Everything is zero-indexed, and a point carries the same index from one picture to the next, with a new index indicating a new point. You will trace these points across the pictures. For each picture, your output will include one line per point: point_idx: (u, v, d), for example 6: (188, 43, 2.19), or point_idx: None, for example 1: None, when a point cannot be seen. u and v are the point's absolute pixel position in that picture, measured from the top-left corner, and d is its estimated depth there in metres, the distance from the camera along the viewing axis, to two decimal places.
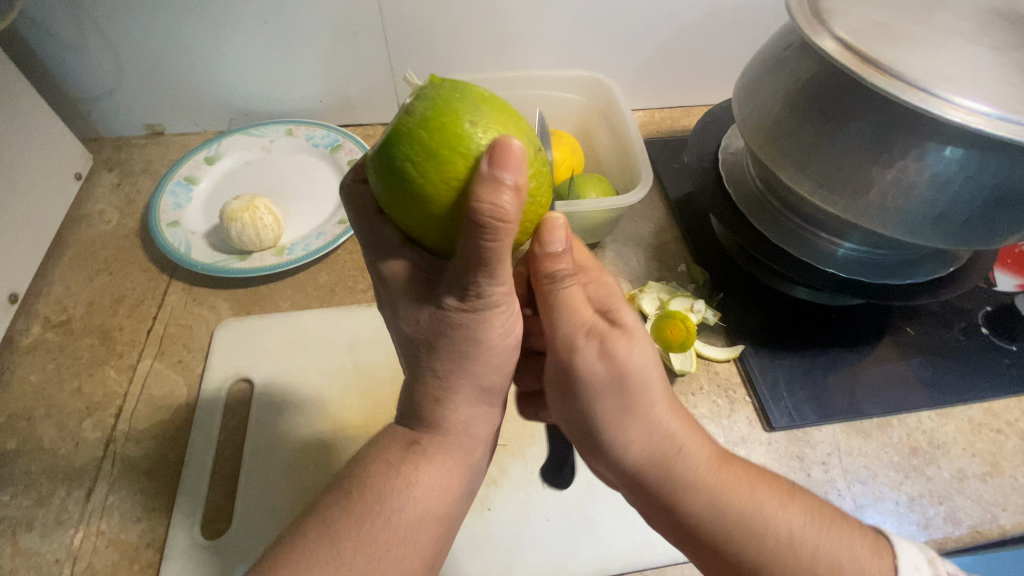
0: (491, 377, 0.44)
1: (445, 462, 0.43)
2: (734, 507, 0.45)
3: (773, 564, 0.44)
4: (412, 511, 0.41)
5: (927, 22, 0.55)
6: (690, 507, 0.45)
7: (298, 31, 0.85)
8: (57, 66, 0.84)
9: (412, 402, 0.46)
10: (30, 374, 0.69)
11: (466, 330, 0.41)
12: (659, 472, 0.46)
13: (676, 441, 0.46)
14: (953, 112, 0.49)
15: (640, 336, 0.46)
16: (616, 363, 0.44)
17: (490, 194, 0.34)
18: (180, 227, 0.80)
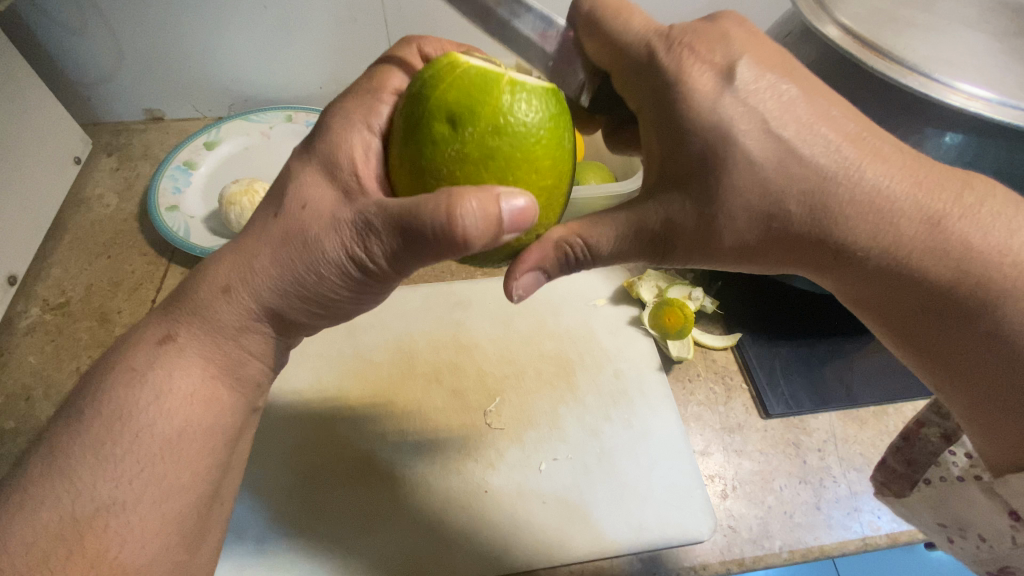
0: (290, 309, 0.45)
1: (208, 369, 0.45)
2: (962, 236, 0.38)
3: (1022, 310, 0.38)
4: (171, 424, 0.43)
5: (929, 8, 0.55)
6: (937, 279, 0.39)
7: (298, 16, 0.85)
8: (56, 49, 0.84)
9: (253, 331, 0.46)
10: (28, 355, 0.69)
11: (317, 257, 0.42)
12: (900, 252, 0.39)
13: (854, 158, 0.38)
14: (954, 98, 0.49)
15: (757, 80, 0.39)
16: (753, 143, 0.38)
17: (473, 210, 0.35)
18: (179, 211, 0.80)
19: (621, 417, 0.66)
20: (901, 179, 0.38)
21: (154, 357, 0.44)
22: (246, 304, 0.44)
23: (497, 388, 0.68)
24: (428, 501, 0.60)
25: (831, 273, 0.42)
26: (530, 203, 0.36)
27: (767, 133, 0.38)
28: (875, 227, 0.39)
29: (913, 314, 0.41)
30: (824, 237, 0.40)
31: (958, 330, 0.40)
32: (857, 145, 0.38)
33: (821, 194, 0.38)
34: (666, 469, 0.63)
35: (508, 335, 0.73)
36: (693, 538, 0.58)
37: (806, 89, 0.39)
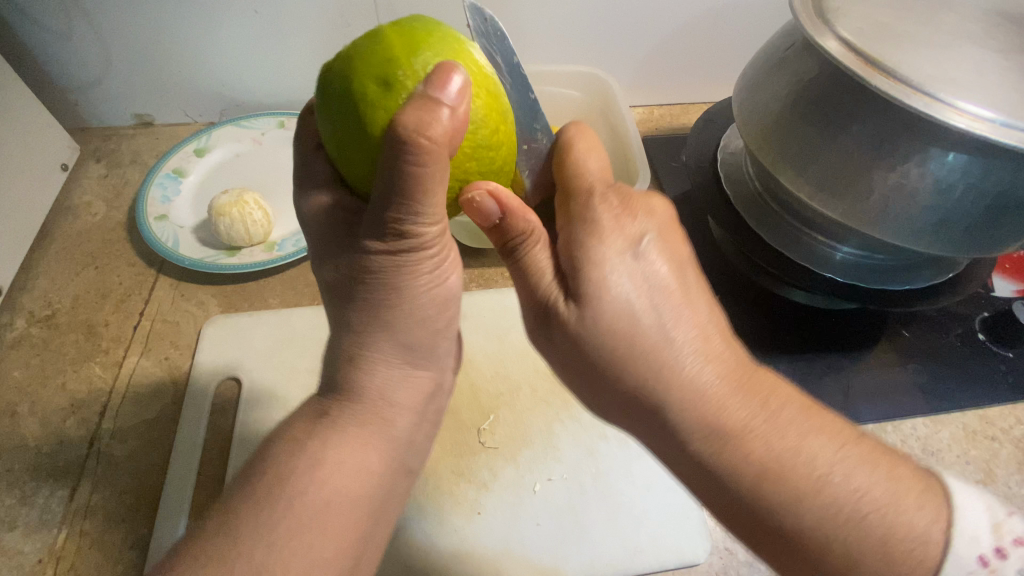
0: (405, 332, 0.43)
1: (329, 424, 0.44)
2: (778, 443, 0.39)
3: (824, 521, 0.38)
4: (322, 491, 0.40)
5: (932, 24, 0.54)
6: (735, 463, 0.39)
7: (290, 21, 0.83)
8: (43, 55, 0.82)
9: (393, 381, 0.43)
10: (13, 369, 0.68)
11: (363, 272, 0.41)
12: (694, 419, 0.40)
13: (687, 334, 0.40)
14: (957, 118, 0.47)
15: (654, 263, 0.41)
16: (614, 287, 0.40)
17: (413, 112, 0.33)
18: (168, 220, 0.78)
19: (617, 435, 0.65)
20: (727, 371, 0.41)
21: (314, 429, 0.41)
22: (379, 358, 0.42)
23: (491, 406, 0.67)
24: (421, 523, 0.59)
25: (661, 445, 0.43)
26: (458, 80, 0.35)
27: (638, 287, 0.40)
28: (708, 435, 0.40)
29: (723, 487, 0.41)
30: (640, 397, 0.41)
31: (761, 507, 0.39)
32: (702, 338, 0.41)
33: (678, 397, 0.40)
34: (662, 488, 0.62)
35: (503, 350, 0.72)
36: (689, 561, 0.58)
37: (684, 280, 0.42)
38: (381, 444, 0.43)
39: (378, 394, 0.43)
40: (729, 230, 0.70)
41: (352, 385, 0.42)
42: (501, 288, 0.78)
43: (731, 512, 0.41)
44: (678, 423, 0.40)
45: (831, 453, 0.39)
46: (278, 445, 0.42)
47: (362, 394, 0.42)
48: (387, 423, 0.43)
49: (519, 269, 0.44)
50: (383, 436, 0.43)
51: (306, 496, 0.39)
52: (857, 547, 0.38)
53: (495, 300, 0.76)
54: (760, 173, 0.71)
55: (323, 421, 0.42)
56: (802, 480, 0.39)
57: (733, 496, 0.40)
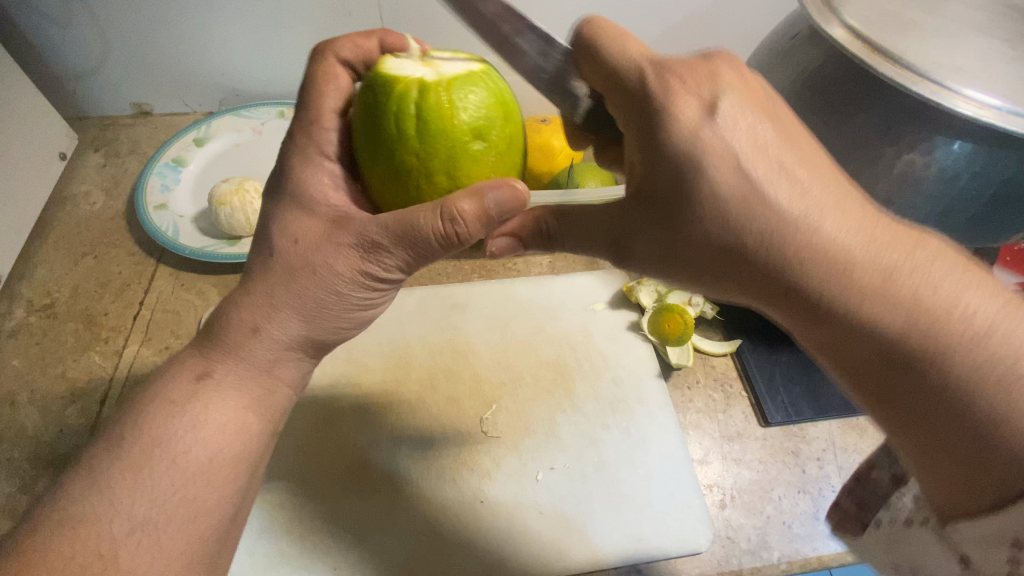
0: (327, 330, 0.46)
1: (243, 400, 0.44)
2: (928, 276, 0.34)
3: (967, 347, 0.32)
4: (204, 452, 0.42)
5: (938, 12, 0.54)
6: (871, 317, 0.34)
7: (290, 10, 0.83)
8: (41, 43, 0.82)
9: (289, 361, 0.46)
10: (12, 358, 0.68)
11: (332, 278, 0.42)
12: (828, 272, 0.35)
13: (813, 201, 0.35)
14: (964, 106, 0.47)
15: (735, 110, 0.36)
16: (727, 143, 0.36)
17: (467, 221, 0.36)
18: (168, 210, 0.78)
19: (619, 425, 0.65)
20: (869, 237, 0.35)
21: (192, 393, 0.43)
22: (281, 341, 0.44)
23: (493, 395, 0.67)
24: (423, 509, 0.59)
25: (778, 303, 0.38)
26: (519, 190, 0.37)
27: (749, 146, 0.36)
28: (823, 256, 0.35)
29: (844, 327, 0.35)
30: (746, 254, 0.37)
31: (894, 360, 0.34)
32: (831, 203, 0.35)
33: (794, 253, 0.35)
34: (664, 478, 0.62)
35: (505, 340, 0.72)
36: (691, 550, 0.58)
37: (795, 147, 0.37)
38: (262, 409, 0.45)
39: (268, 364, 0.45)
40: None
41: (244, 349, 0.44)
42: (503, 279, 0.78)
43: (869, 365, 0.35)
44: (810, 286, 0.36)
45: (974, 288, 0.34)
46: (150, 404, 0.43)
47: (251, 359, 0.44)
48: (269, 391, 0.46)
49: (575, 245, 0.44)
50: (265, 401, 0.46)
51: (188, 455, 0.41)
52: (1008, 344, 0.32)
53: (497, 290, 0.76)
54: None
55: (206, 382, 0.43)
56: (944, 292, 0.33)
57: (867, 346, 0.35)
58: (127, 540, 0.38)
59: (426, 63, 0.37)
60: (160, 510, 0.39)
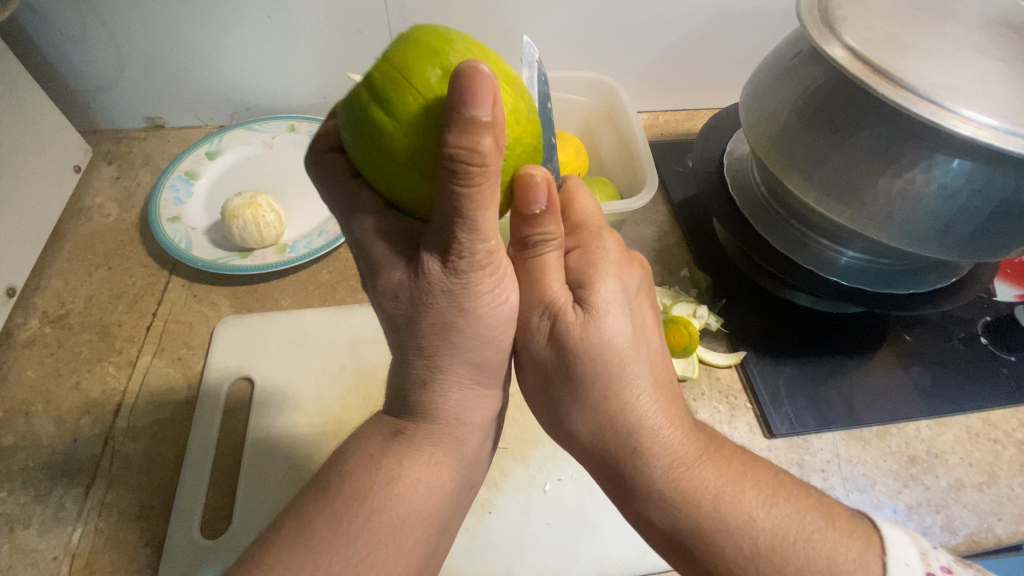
0: (477, 357, 0.43)
1: (433, 455, 0.43)
2: (717, 477, 0.44)
3: (762, 551, 0.42)
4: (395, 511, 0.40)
5: (936, 32, 0.55)
6: (682, 496, 0.43)
7: (301, 26, 0.85)
8: (58, 59, 0.84)
9: (469, 399, 0.45)
10: (28, 368, 0.69)
11: (445, 298, 0.40)
12: (655, 459, 0.44)
13: (654, 389, 0.45)
14: (962, 125, 0.49)
15: (637, 304, 0.47)
16: (607, 319, 0.44)
17: (459, 134, 0.33)
18: (180, 222, 0.79)
19: None
20: (676, 421, 0.45)
21: (389, 449, 0.42)
22: (454, 378, 0.43)
23: None
24: None
25: (610, 480, 0.46)
26: (486, 75, 0.33)
27: (629, 325, 0.45)
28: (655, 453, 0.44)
29: (669, 519, 0.44)
30: (600, 431, 0.44)
31: (689, 540, 0.44)
32: (660, 385, 0.45)
33: (630, 431, 0.44)
34: None
35: None
36: None
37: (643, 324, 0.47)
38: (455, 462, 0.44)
39: (453, 413, 0.44)
40: (738, 234, 0.71)
41: (428, 407, 0.43)
42: None
43: (665, 537, 0.45)
44: (638, 465, 0.44)
45: (762, 492, 0.44)
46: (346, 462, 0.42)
47: (437, 415, 0.43)
48: (460, 442, 0.45)
49: (529, 268, 0.46)
50: (456, 454, 0.44)
51: (380, 513, 0.40)
52: (795, 572, 0.41)
53: None
54: (767, 179, 0.72)
55: (399, 441, 0.42)
56: (740, 505, 0.43)
57: (672, 527, 0.44)
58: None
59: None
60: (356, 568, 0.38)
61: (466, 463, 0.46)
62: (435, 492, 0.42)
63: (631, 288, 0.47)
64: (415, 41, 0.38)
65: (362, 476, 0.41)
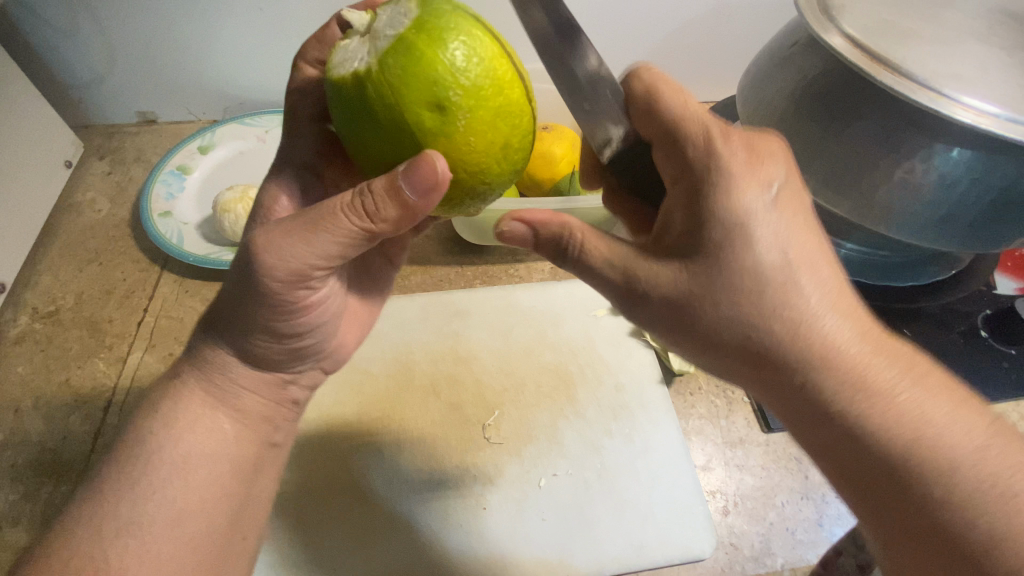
0: (248, 342, 0.48)
1: (207, 401, 0.47)
2: (921, 403, 0.36)
3: (971, 488, 0.34)
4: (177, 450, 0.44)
5: (935, 20, 0.54)
6: (864, 416, 0.35)
7: (294, 20, 0.84)
8: (48, 53, 0.83)
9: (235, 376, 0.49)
10: (17, 364, 0.68)
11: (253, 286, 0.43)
12: (813, 355, 0.36)
13: (827, 294, 0.36)
14: (962, 113, 0.48)
15: (779, 200, 0.37)
16: (756, 213, 0.36)
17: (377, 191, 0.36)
18: (172, 217, 0.78)
19: (622, 432, 0.66)
20: (844, 311, 0.37)
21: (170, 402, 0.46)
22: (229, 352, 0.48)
23: (496, 402, 0.67)
24: (423, 513, 0.60)
25: (762, 387, 0.39)
26: (435, 169, 0.34)
27: (778, 228, 0.37)
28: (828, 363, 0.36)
29: (844, 445, 0.37)
30: (747, 335, 0.37)
31: (878, 467, 0.36)
32: (820, 278, 0.37)
33: (784, 321, 0.36)
34: (667, 484, 0.62)
35: (508, 347, 0.72)
36: (694, 557, 0.58)
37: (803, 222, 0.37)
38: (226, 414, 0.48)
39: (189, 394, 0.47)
40: None
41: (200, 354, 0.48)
42: (506, 284, 0.78)
43: (852, 460, 0.37)
44: (808, 375, 0.36)
45: (958, 424, 0.35)
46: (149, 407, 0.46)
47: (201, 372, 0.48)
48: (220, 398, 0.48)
49: (581, 268, 0.43)
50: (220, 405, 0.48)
51: (161, 454, 0.44)
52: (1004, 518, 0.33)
53: (499, 297, 0.76)
54: None
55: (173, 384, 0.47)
56: (932, 426, 0.35)
57: (850, 448, 0.36)
58: (113, 541, 0.40)
59: (366, 39, 0.35)
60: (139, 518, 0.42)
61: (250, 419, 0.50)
62: (217, 442, 0.46)
63: (773, 188, 0.37)
64: (400, 52, 0.33)
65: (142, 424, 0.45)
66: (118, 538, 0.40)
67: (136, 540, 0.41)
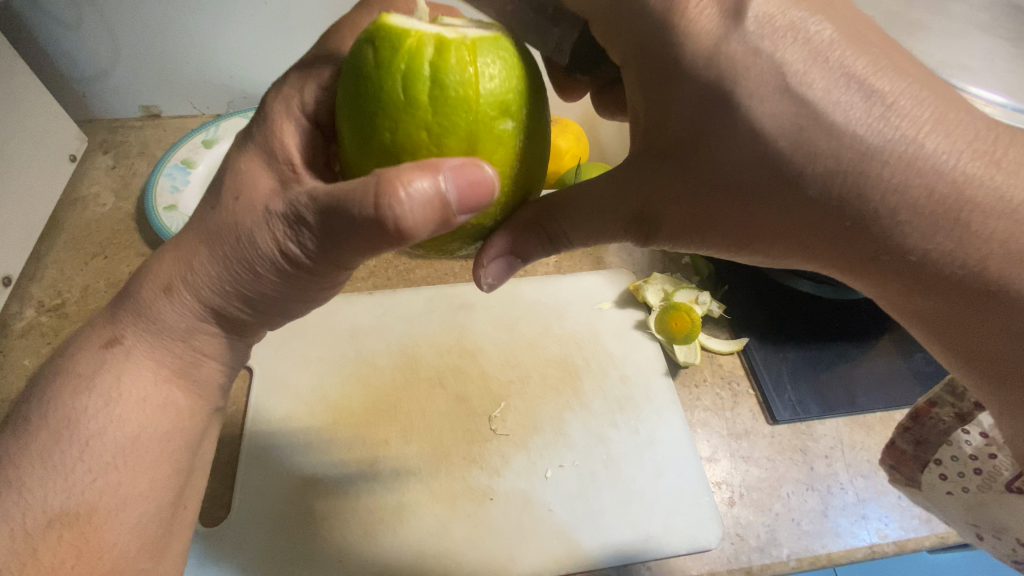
0: (245, 313, 0.46)
1: (161, 372, 0.45)
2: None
3: None
4: (121, 432, 0.43)
5: (942, 11, 0.54)
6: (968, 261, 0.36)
7: (299, 14, 0.84)
8: (53, 47, 0.83)
9: (202, 331, 0.46)
10: (24, 357, 0.68)
11: (252, 251, 0.40)
12: (917, 212, 0.34)
13: (911, 120, 0.34)
14: (972, 101, 0.47)
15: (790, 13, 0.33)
16: (783, 62, 0.33)
17: (411, 202, 0.31)
18: (177, 211, 0.78)
19: (628, 423, 0.66)
20: (946, 143, 0.34)
21: (102, 362, 0.44)
22: (192, 308, 0.44)
23: (502, 393, 0.67)
24: (431, 508, 0.59)
25: (861, 269, 0.38)
26: (482, 179, 0.32)
27: (809, 64, 0.33)
28: (922, 210, 0.35)
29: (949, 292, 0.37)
30: (834, 211, 0.35)
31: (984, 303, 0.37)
32: (903, 111, 0.33)
33: (878, 191, 0.34)
34: (672, 475, 0.62)
35: (513, 339, 0.72)
36: (701, 547, 0.58)
37: (844, 32, 0.34)
38: (183, 384, 0.47)
39: (182, 334, 0.45)
40: None
41: (156, 313, 0.44)
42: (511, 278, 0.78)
43: (943, 301, 0.38)
44: (903, 238, 0.35)
45: None
46: (61, 377, 0.43)
47: (167, 327, 0.44)
48: (188, 366, 0.47)
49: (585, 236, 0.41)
50: (183, 374, 0.46)
51: (101, 438, 0.42)
52: None
53: (504, 290, 0.76)
54: None
55: (115, 349, 0.44)
56: None
57: (951, 295, 0.38)
58: (44, 533, 0.39)
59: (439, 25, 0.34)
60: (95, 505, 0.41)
61: (205, 387, 0.49)
62: (168, 419, 0.45)
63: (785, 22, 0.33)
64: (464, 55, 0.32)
65: (70, 397, 0.42)
66: (50, 526, 0.40)
67: (71, 531, 0.40)
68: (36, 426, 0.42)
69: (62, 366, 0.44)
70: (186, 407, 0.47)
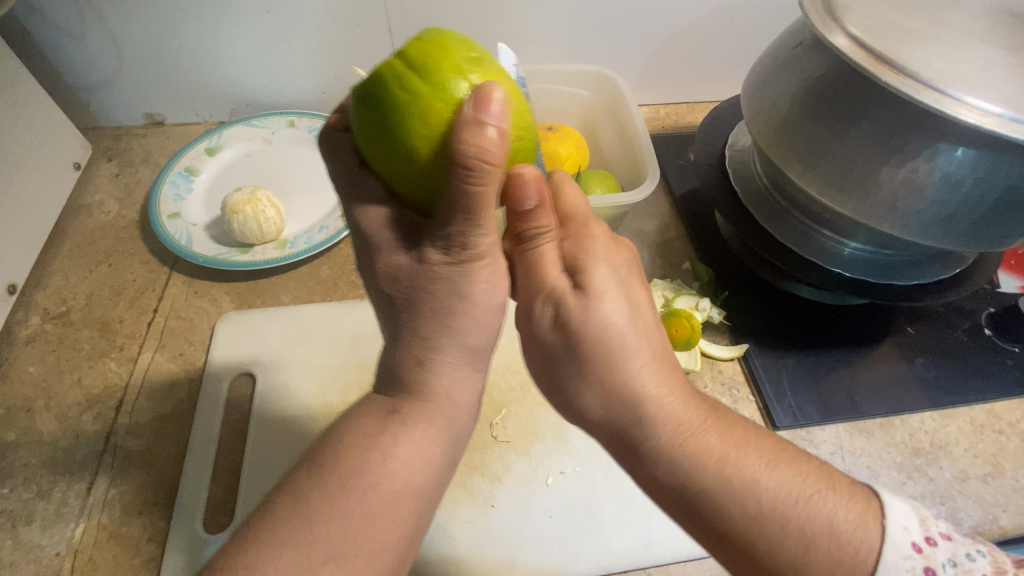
0: (467, 335, 0.43)
1: (429, 433, 0.42)
2: (725, 444, 0.42)
3: (764, 517, 0.40)
4: (391, 484, 0.40)
5: (940, 21, 0.55)
6: (679, 459, 0.42)
7: (299, 22, 0.84)
8: (58, 56, 0.83)
9: (462, 381, 0.43)
10: (29, 365, 0.69)
11: (422, 272, 0.42)
12: (623, 399, 0.43)
13: (646, 353, 0.44)
14: (966, 113, 0.48)
15: (628, 278, 0.46)
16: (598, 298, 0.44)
17: (473, 136, 0.35)
18: (181, 218, 0.79)
19: None
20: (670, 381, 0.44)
21: (383, 426, 0.41)
22: (455, 363, 0.43)
23: (503, 400, 0.68)
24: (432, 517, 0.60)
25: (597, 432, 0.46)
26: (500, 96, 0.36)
27: (613, 298, 0.44)
28: (643, 408, 0.43)
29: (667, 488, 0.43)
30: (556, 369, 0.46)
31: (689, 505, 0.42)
32: (657, 350, 0.45)
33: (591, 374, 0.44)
34: None
35: (514, 347, 0.72)
36: (701, 553, 0.58)
37: (642, 296, 0.47)
38: (446, 438, 0.43)
39: (443, 391, 0.43)
40: (740, 225, 0.70)
41: (425, 383, 0.42)
42: None
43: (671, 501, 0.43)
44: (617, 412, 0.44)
45: (764, 465, 0.42)
46: (337, 444, 0.41)
47: (431, 392, 0.42)
48: (452, 419, 0.43)
49: (524, 263, 0.47)
50: (449, 429, 0.43)
51: (377, 489, 0.39)
52: (800, 543, 0.39)
53: None
54: (769, 171, 0.72)
55: (394, 419, 0.41)
56: (745, 463, 0.42)
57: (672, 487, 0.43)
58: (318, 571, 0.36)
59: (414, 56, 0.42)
60: (349, 544, 0.37)
61: (456, 441, 0.44)
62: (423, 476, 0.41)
63: (621, 268, 0.47)
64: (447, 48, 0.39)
65: (350, 452, 0.40)
66: (326, 564, 0.37)
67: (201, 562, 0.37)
68: (311, 481, 0.39)
69: (333, 432, 0.42)
70: (442, 463, 0.43)
